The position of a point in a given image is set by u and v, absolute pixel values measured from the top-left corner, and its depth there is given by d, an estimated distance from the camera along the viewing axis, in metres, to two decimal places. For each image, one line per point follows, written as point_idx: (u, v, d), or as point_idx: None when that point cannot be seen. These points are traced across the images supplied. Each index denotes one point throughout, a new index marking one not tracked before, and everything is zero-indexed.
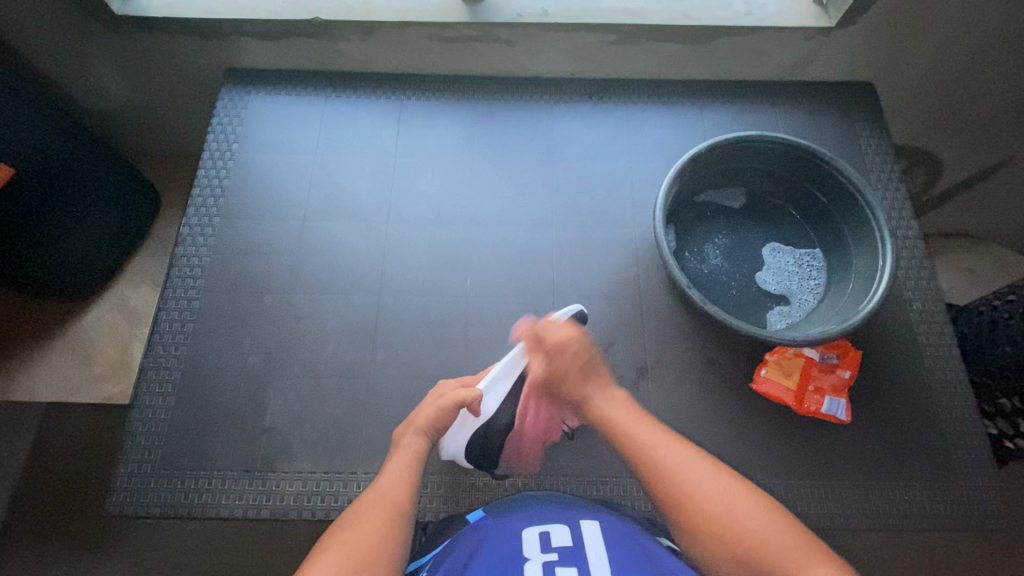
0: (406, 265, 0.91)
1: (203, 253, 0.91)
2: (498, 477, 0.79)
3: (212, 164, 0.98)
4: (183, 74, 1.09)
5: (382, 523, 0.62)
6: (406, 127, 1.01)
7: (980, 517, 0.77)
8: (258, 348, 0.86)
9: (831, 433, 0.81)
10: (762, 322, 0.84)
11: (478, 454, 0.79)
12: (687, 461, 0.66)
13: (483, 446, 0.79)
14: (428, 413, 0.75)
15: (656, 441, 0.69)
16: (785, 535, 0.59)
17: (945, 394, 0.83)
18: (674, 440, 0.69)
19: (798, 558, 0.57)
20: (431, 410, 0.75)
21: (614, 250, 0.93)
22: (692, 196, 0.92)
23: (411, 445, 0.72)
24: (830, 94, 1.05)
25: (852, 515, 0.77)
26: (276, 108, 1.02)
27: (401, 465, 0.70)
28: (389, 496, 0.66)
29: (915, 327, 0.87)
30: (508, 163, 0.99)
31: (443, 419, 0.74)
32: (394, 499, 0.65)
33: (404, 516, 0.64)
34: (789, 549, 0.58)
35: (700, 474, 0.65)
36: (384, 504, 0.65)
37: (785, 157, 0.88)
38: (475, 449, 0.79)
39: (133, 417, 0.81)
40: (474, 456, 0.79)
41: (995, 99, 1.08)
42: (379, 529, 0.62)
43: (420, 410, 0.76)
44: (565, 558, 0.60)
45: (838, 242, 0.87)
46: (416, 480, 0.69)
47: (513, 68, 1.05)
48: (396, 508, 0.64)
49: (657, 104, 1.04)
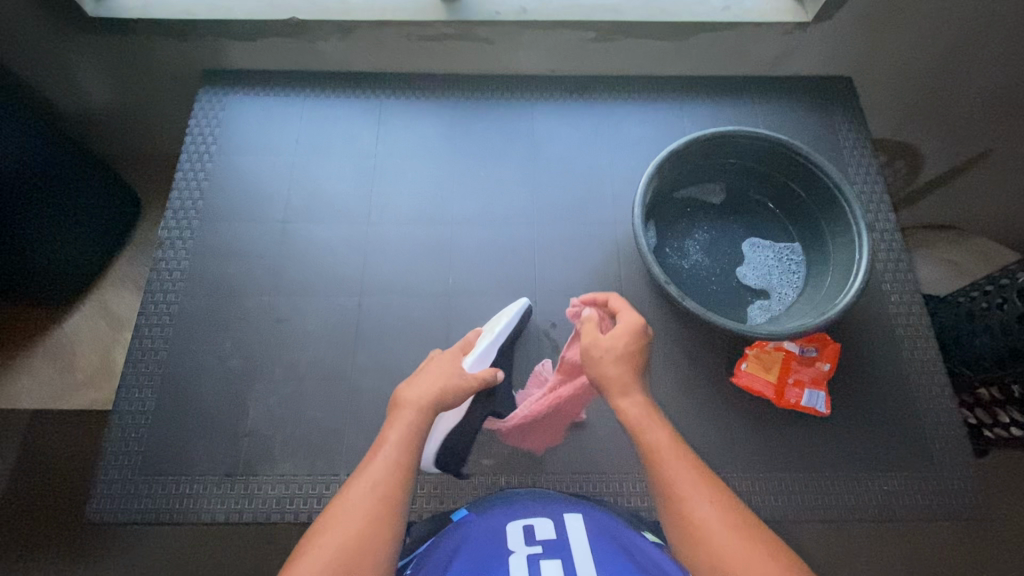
0: (386, 266, 0.91)
1: (182, 257, 0.91)
2: (464, 476, 0.79)
3: (190, 166, 0.97)
4: (161, 74, 1.08)
5: (370, 513, 0.58)
6: (386, 127, 1.01)
7: (961, 507, 0.77)
8: (239, 351, 0.85)
9: (811, 425, 0.82)
10: (742, 317, 0.85)
11: (447, 456, 0.77)
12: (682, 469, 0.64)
13: (455, 453, 0.78)
14: (433, 388, 0.70)
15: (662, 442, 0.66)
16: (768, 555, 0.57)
17: (923, 386, 0.84)
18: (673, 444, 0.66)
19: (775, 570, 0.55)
20: (442, 386, 0.71)
21: (596, 247, 0.93)
22: (672, 192, 0.92)
23: (403, 417, 0.68)
24: (809, 89, 1.05)
25: (833, 507, 0.78)
26: (255, 109, 1.02)
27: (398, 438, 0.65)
28: (381, 479, 0.61)
29: (894, 320, 0.88)
30: (490, 162, 0.99)
31: (453, 392, 0.71)
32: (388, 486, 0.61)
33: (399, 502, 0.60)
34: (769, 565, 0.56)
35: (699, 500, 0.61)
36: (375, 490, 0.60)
37: (764, 150, 0.89)
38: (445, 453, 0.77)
39: (113, 423, 0.80)
40: (445, 462, 0.77)
41: (972, 91, 1.09)
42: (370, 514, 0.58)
43: (422, 382, 0.71)
44: (549, 551, 0.59)
45: (816, 236, 0.88)
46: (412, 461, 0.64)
47: (493, 67, 1.05)
48: (390, 498, 0.60)
49: (637, 101, 1.04)
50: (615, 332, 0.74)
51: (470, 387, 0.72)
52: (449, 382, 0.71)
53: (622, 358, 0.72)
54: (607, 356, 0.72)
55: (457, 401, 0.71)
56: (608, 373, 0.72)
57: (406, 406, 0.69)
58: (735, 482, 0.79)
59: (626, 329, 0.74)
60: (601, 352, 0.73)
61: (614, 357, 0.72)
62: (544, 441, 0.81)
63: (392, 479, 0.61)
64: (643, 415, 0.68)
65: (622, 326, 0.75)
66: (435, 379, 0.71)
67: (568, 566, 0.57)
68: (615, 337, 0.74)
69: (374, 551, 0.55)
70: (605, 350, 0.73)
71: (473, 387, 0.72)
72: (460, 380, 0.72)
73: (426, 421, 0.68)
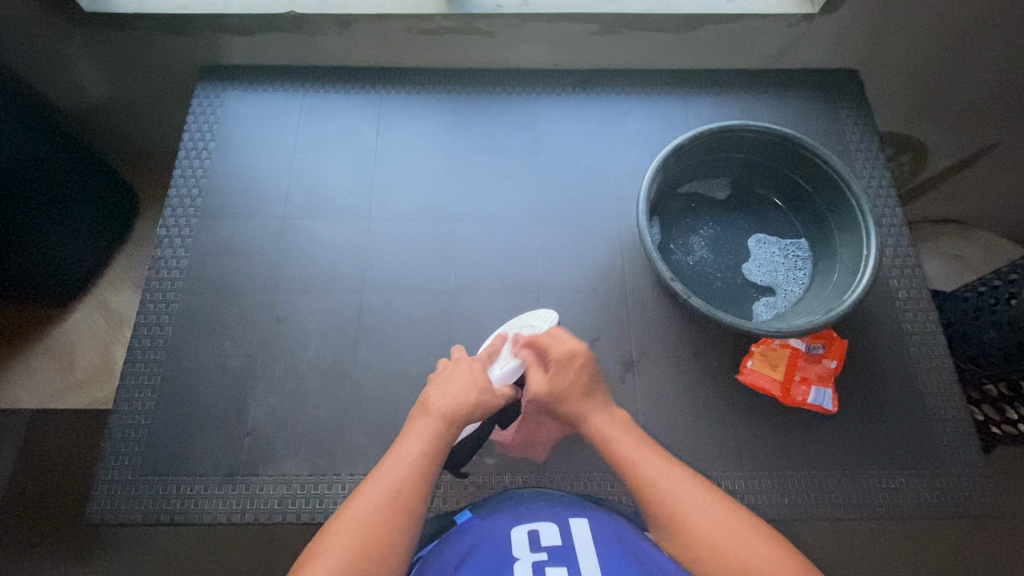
0: (387, 264, 0.90)
1: (181, 255, 0.90)
2: (459, 475, 0.79)
3: (188, 163, 0.96)
4: (157, 69, 1.06)
5: (389, 514, 0.60)
6: (386, 123, 0.99)
7: (970, 504, 0.77)
8: (240, 350, 0.84)
9: (817, 423, 0.81)
10: (748, 314, 0.84)
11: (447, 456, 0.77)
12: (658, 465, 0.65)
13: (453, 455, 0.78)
14: (465, 400, 0.70)
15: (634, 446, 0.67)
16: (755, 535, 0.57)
17: (931, 382, 0.83)
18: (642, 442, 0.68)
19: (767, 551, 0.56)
20: (474, 398, 0.71)
21: (599, 243, 0.92)
22: (676, 187, 0.91)
23: (429, 424, 0.68)
24: (814, 82, 1.04)
25: (840, 505, 0.77)
26: (254, 105, 1.00)
27: (420, 446, 0.66)
28: (400, 480, 0.63)
29: (901, 316, 0.87)
30: (492, 157, 0.98)
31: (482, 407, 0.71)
32: (407, 488, 0.62)
33: (417, 508, 0.61)
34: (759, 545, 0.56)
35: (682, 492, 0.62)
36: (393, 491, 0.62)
37: (770, 145, 0.88)
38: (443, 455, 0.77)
39: (113, 423, 0.80)
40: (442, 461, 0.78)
41: (980, 84, 1.07)
42: (389, 515, 0.60)
43: (457, 392, 0.71)
44: (555, 558, 0.60)
45: (823, 232, 0.87)
46: (435, 469, 0.65)
47: (493, 60, 1.03)
48: (410, 499, 0.61)
49: (640, 94, 1.03)
50: (552, 370, 0.73)
51: (495, 404, 0.72)
52: (483, 396, 0.71)
53: (571, 391, 0.72)
54: (559, 397, 0.72)
55: (484, 415, 0.72)
56: (565, 409, 0.72)
57: (434, 416, 0.69)
58: (741, 481, 0.78)
59: (562, 361, 0.73)
60: (549, 398, 0.72)
61: (566, 393, 0.72)
62: (545, 450, 0.79)
63: (410, 481, 0.63)
64: (616, 426, 0.70)
65: (555, 363, 0.73)
66: (467, 391, 0.71)
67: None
68: (555, 378, 0.72)
69: (394, 549, 0.58)
70: (554, 392, 0.72)
71: (498, 403, 0.73)
72: (491, 398, 0.72)
73: (452, 431, 0.69)
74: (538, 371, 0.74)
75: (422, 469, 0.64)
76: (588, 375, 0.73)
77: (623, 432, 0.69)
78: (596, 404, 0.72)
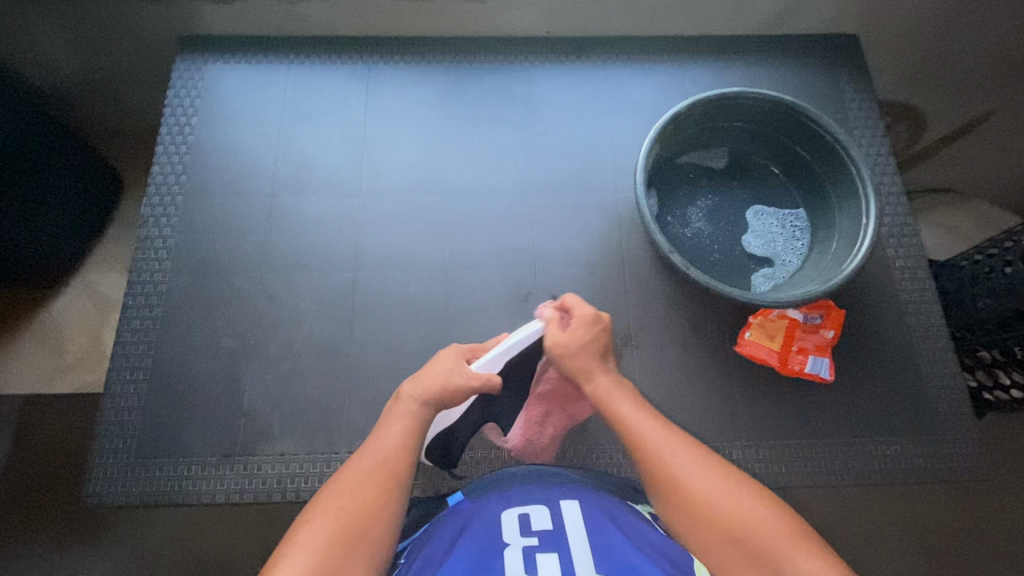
0: (380, 239, 0.88)
1: (168, 234, 0.87)
2: (455, 475, 0.77)
3: (170, 139, 0.92)
4: (133, 38, 1.03)
5: (377, 495, 0.61)
6: (375, 95, 0.96)
7: (963, 468, 0.78)
8: (232, 329, 0.83)
9: (813, 393, 0.81)
10: (747, 285, 0.83)
11: (440, 450, 0.77)
12: (664, 438, 0.65)
13: (444, 448, 0.77)
14: (433, 384, 0.69)
15: (636, 416, 0.67)
16: (767, 520, 0.58)
17: (928, 351, 0.84)
18: (643, 408, 0.68)
19: (781, 538, 0.57)
20: (441, 382, 0.69)
21: (595, 215, 0.91)
22: (674, 157, 0.89)
23: (405, 409, 0.68)
24: (812, 48, 1.02)
25: (836, 473, 0.78)
26: (236, 77, 0.97)
27: (398, 427, 0.67)
28: (383, 462, 0.63)
29: (898, 284, 0.87)
30: (486, 129, 0.95)
31: (450, 393, 0.69)
32: (393, 468, 0.63)
33: (401, 485, 0.63)
34: (771, 532, 0.57)
35: (685, 462, 0.63)
36: (377, 472, 0.63)
37: (768, 113, 0.86)
38: (435, 447, 0.76)
39: (105, 407, 0.78)
40: (433, 456, 0.77)
41: (979, 47, 1.06)
42: (375, 494, 0.61)
43: (424, 377, 0.70)
44: (546, 543, 0.59)
45: (821, 201, 0.86)
46: (415, 446, 0.66)
47: (483, 29, 1.01)
48: (396, 480, 0.63)
49: (637, 62, 1.00)
50: (576, 326, 0.71)
51: (467, 385, 0.69)
52: (450, 378, 0.69)
53: (587, 351, 0.71)
54: (570, 354, 0.70)
55: (457, 399, 0.70)
56: (574, 366, 0.71)
57: (407, 400, 0.69)
58: (738, 451, 0.79)
59: (585, 322, 0.72)
60: (564, 351, 0.71)
61: (578, 351, 0.71)
62: (553, 447, 0.79)
63: (393, 463, 0.64)
64: (627, 394, 0.70)
65: (579, 321, 0.72)
66: (437, 375, 0.70)
67: (565, 562, 0.56)
68: (575, 335, 0.71)
69: (377, 530, 0.58)
70: (568, 348, 0.71)
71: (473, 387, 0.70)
72: (462, 380, 0.69)
73: (426, 413, 0.69)
74: (557, 328, 0.73)
75: (405, 451, 0.65)
76: (605, 339, 0.72)
77: (636, 407, 0.68)
78: (606, 369, 0.71)
